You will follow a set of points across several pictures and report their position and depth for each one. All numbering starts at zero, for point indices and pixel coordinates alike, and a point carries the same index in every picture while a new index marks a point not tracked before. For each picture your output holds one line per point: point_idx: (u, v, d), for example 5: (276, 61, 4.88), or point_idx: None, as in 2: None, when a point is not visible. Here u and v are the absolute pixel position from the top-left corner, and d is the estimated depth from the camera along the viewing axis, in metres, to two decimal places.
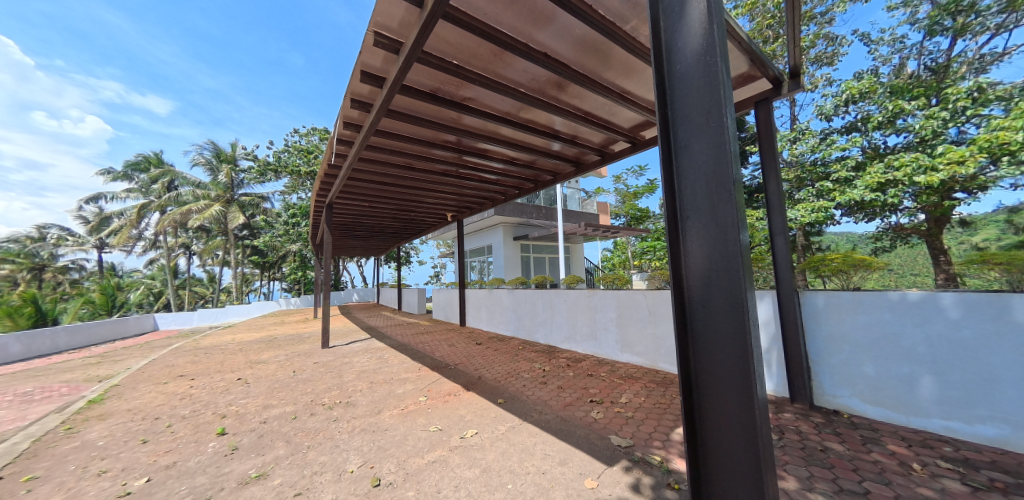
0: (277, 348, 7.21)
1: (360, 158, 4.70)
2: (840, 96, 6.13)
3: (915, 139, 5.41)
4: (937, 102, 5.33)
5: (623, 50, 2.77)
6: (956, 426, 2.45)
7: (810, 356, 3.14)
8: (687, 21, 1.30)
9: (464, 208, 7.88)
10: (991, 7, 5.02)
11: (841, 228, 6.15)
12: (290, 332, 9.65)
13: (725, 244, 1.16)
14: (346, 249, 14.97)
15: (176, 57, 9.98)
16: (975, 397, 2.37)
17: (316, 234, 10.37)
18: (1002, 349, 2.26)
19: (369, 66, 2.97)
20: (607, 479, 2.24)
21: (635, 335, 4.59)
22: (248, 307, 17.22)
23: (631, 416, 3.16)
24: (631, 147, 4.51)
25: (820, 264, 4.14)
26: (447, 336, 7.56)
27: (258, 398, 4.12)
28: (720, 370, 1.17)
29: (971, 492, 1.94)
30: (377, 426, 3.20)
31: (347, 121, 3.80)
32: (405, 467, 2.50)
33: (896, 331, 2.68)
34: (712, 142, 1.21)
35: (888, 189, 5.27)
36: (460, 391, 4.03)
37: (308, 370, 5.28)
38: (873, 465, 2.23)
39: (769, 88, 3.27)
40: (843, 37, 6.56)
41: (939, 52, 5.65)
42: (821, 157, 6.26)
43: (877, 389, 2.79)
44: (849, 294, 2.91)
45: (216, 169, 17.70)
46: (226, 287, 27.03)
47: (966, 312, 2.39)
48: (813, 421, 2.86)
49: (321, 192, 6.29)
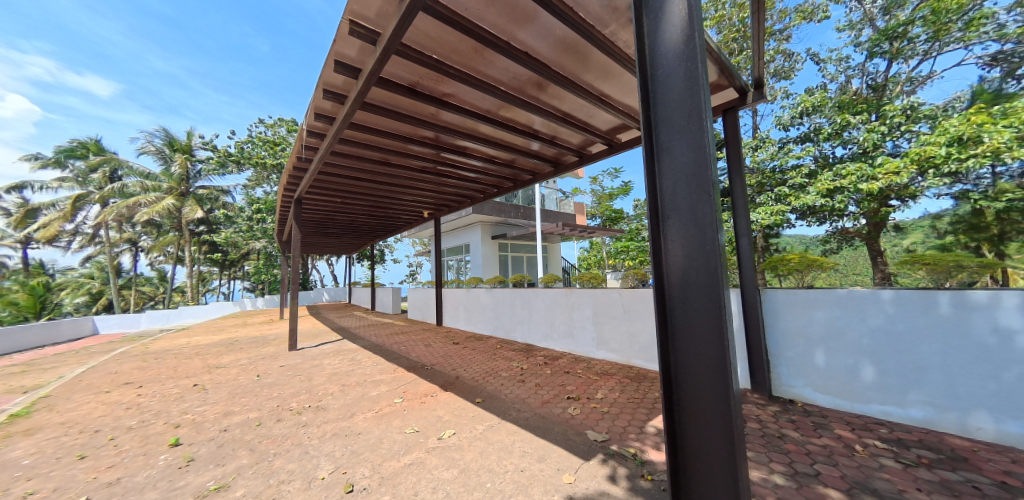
0: (237, 351, 6.74)
1: (332, 152, 4.49)
2: (796, 108, 6.66)
3: (858, 150, 5.93)
4: (877, 118, 5.87)
5: (601, 53, 2.85)
6: (891, 410, 2.73)
7: (770, 349, 3.36)
8: (669, 25, 1.37)
9: (441, 207, 7.80)
10: (920, 35, 5.67)
11: (796, 231, 6.66)
12: (253, 334, 9.08)
13: (703, 244, 1.23)
14: (317, 249, 15.05)
15: (124, 35, 8.78)
16: (908, 383, 2.64)
17: (283, 231, 9.87)
18: (931, 340, 2.54)
19: (343, 56, 2.86)
20: (584, 474, 2.30)
21: (611, 332, 4.71)
22: (205, 308, 16.07)
23: (607, 411, 3.25)
24: (608, 149, 4.64)
25: (778, 264, 4.42)
26: (424, 336, 7.39)
27: (217, 405, 3.84)
28: (697, 365, 1.24)
29: (903, 468, 2.17)
30: (350, 430, 3.08)
31: (318, 112, 3.63)
32: (379, 471, 2.42)
33: (843, 325, 2.92)
34: (693, 144, 1.28)
35: (836, 195, 5.77)
36: (437, 391, 3.98)
37: (273, 374, 4.99)
38: (824, 449, 2.43)
39: (736, 97, 3.47)
40: (799, 54, 7.11)
41: (878, 72, 6.25)
42: (779, 165, 6.74)
43: (828, 379, 3.03)
44: (805, 290, 3.14)
45: (168, 159, 16.34)
46: (179, 287, 25.05)
47: (899, 307, 2.67)
48: (771, 410, 3.08)
49: (289, 187, 5.99)
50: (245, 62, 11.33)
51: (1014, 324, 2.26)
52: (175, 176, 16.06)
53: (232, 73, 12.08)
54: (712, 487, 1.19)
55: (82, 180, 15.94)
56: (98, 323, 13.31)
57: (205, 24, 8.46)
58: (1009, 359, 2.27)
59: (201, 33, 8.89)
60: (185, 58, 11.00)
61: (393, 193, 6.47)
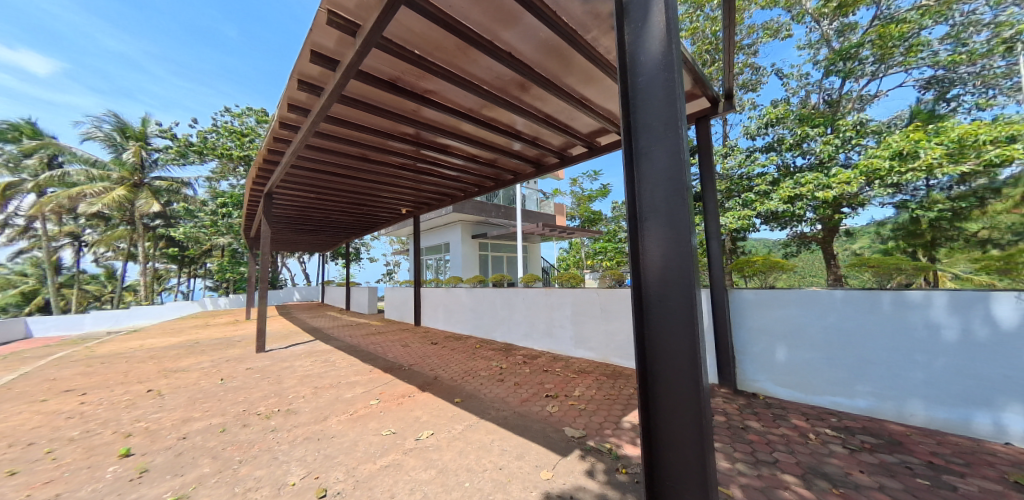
0: (198, 354, 6.33)
1: (306, 145, 4.30)
2: (762, 119, 7.06)
3: (816, 161, 6.39)
4: (832, 131, 6.34)
5: (583, 57, 2.91)
6: (841, 400, 2.97)
7: (737, 346, 3.56)
8: (649, 35, 1.43)
9: (421, 205, 7.65)
10: (869, 57, 6.18)
11: (761, 235, 7.06)
12: (215, 335, 8.54)
13: (679, 244, 1.29)
14: (289, 248, 14.52)
15: (73, 11, 7.93)
16: (856, 376, 2.88)
17: (251, 227, 9.37)
18: (876, 336, 2.78)
19: (319, 46, 2.74)
20: (562, 469, 2.35)
21: (589, 330, 4.82)
22: (160, 308, 14.83)
23: (584, 408, 3.33)
24: (589, 152, 4.73)
25: (744, 266, 4.74)
26: (401, 336, 7.25)
27: (176, 411, 3.59)
28: (671, 360, 1.30)
29: (849, 452, 2.38)
30: (323, 434, 2.98)
31: (291, 103, 3.47)
32: (354, 474, 2.36)
33: (802, 322, 3.15)
34: (670, 150, 1.34)
35: (796, 202, 6.17)
36: (415, 392, 3.92)
37: (239, 377, 4.73)
38: (782, 438, 2.61)
39: (709, 106, 3.65)
40: (765, 68, 7.45)
41: (833, 89, 6.81)
42: (746, 172, 7.13)
43: (787, 373, 3.26)
44: (769, 290, 3.34)
45: (119, 147, 15.08)
46: (129, 286, 23.13)
47: (849, 306, 2.91)
48: (736, 403, 3.27)
49: (259, 181, 5.68)
50: (215, 50, 10.54)
51: (943, 321, 2.53)
52: (127, 165, 14.82)
53: (198, 58, 11.21)
54: (684, 474, 1.25)
55: (13, 166, 14.17)
56: (33, 326, 12.02)
57: (165, 4, 7.85)
58: (938, 352, 2.54)
59: (161, 14, 8.26)
60: (146, 42, 10.07)
61: (371, 190, 6.28)
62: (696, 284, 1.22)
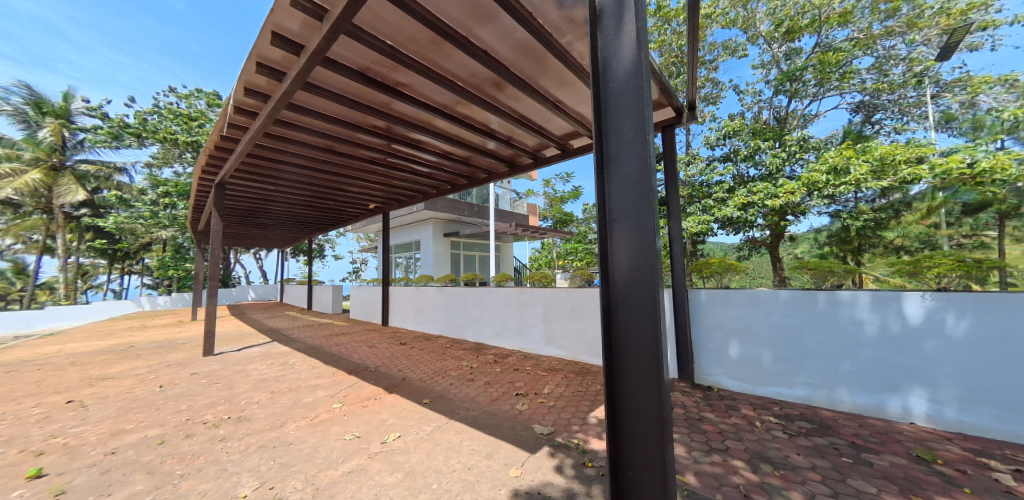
0: (131, 359, 5.68)
1: (265, 134, 4.01)
2: (720, 131, 7.57)
3: (766, 172, 6.94)
4: (779, 145, 6.93)
5: (558, 61, 2.96)
6: (783, 390, 3.27)
7: (695, 342, 3.80)
8: (621, 44, 1.48)
9: (391, 201, 7.40)
10: (810, 80, 6.82)
11: (718, 239, 7.50)
12: (153, 338, 7.73)
13: (645, 246, 1.36)
14: (243, 242, 13.49)
15: None
16: (795, 367, 3.19)
17: (199, 219, 8.62)
18: (813, 332, 3.09)
19: (282, 29, 2.56)
20: (530, 466, 2.38)
21: (560, 329, 4.92)
22: (83, 308, 12.95)
23: (553, 405, 3.40)
24: (562, 153, 4.81)
25: (703, 267, 5.05)
26: (368, 336, 6.98)
27: (102, 424, 3.20)
28: (635, 356, 1.37)
29: (789, 437, 2.63)
30: (279, 441, 2.80)
31: (248, 86, 3.21)
32: (314, 482, 2.25)
33: (752, 320, 3.43)
34: (638, 155, 1.40)
35: (749, 209, 6.65)
36: (381, 394, 3.79)
37: (181, 383, 4.32)
38: (733, 427, 2.83)
39: (674, 116, 3.86)
40: (724, 83, 7.93)
41: (782, 107, 7.41)
42: (706, 180, 7.59)
43: (738, 367, 3.53)
44: (724, 291, 3.60)
45: (33, 124, 13.19)
46: (44, 283, 20.27)
47: (791, 305, 3.21)
48: (693, 395, 3.50)
49: (210, 170, 5.22)
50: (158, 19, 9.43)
51: (865, 318, 2.86)
52: (43, 145, 13.00)
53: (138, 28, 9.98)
54: (646, 463, 1.32)
55: None
56: None
57: None
58: (862, 345, 2.88)
59: None
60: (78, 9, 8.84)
61: (338, 183, 5.98)
62: (659, 283, 1.29)
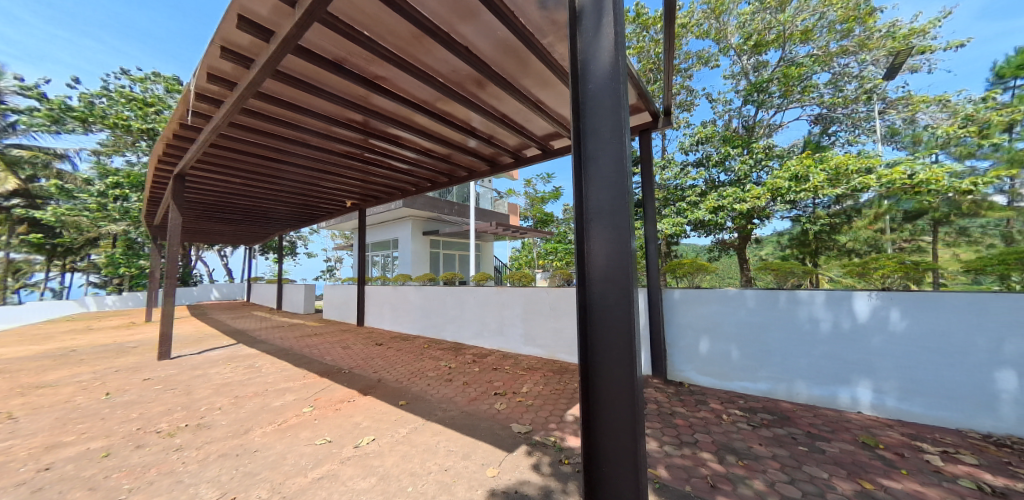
0: (73, 365, 5.20)
1: (230, 123, 3.78)
2: (694, 137, 7.88)
3: (735, 178, 7.29)
4: (747, 152, 7.30)
5: (539, 61, 2.97)
6: (747, 384, 3.45)
7: (668, 340, 3.95)
8: (600, 46, 1.51)
9: (368, 198, 7.17)
10: (775, 92, 7.25)
11: (691, 240, 7.81)
12: (100, 341, 7.10)
13: (620, 245, 1.39)
14: (205, 238, 12.69)
15: None
16: (758, 363, 3.38)
17: (155, 213, 8.04)
18: (775, 329, 3.29)
19: (249, 12, 2.41)
20: (508, 465, 2.39)
21: (538, 328, 4.96)
22: (19, 309, 11.55)
23: (531, 404, 3.42)
24: (544, 153, 4.84)
25: (676, 268, 5.24)
26: (341, 337, 6.74)
27: (36, 437, 2.90)
28: (610, 353, 1.40)
29: (753, 429, 2.78)
30: (243, 449, 2.66)
31: (211, 72, 3.01)
32: (281, 491, 2.15)
33: (720, 318, 3.60)
34: (615, 156, 1.43)
35: (719, 212, 6.95)
36: (355, 396, 3.67)
37: (132, 390, 4.00)
38: (701, 420, 2.96)
39: (651, 120, 3.97)
40: (697, 91, 8.24)
41: (750, 116, 7.82)
42: (680, 183, 7.86)
43: (707, 363, 3.70)
44: (695, 290, 3.76)
45: None
46: None
47: (755, 303, 3.40)
48: (666, 391, 3.63)
49: (168, 161, 4.87)
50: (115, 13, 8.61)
51: (821, 316, 3.07)
52: None
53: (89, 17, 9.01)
54: (618, 458, 1.35)
55: None
56: None
57: None
58: (818, 341, 3.09)
59: None
60: None
61: (310, 178, 5.74)
62: (633, 282, 1.32)
